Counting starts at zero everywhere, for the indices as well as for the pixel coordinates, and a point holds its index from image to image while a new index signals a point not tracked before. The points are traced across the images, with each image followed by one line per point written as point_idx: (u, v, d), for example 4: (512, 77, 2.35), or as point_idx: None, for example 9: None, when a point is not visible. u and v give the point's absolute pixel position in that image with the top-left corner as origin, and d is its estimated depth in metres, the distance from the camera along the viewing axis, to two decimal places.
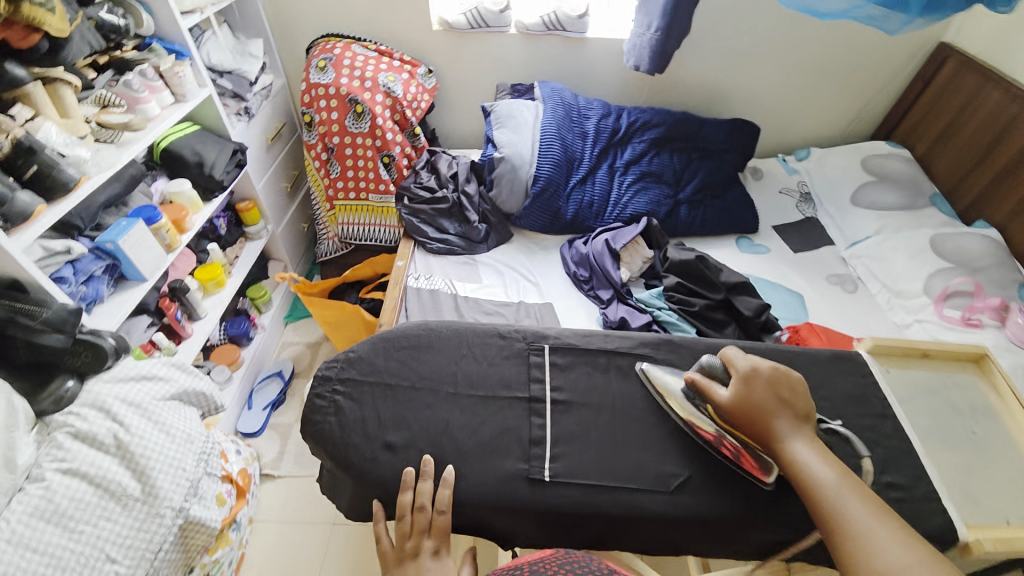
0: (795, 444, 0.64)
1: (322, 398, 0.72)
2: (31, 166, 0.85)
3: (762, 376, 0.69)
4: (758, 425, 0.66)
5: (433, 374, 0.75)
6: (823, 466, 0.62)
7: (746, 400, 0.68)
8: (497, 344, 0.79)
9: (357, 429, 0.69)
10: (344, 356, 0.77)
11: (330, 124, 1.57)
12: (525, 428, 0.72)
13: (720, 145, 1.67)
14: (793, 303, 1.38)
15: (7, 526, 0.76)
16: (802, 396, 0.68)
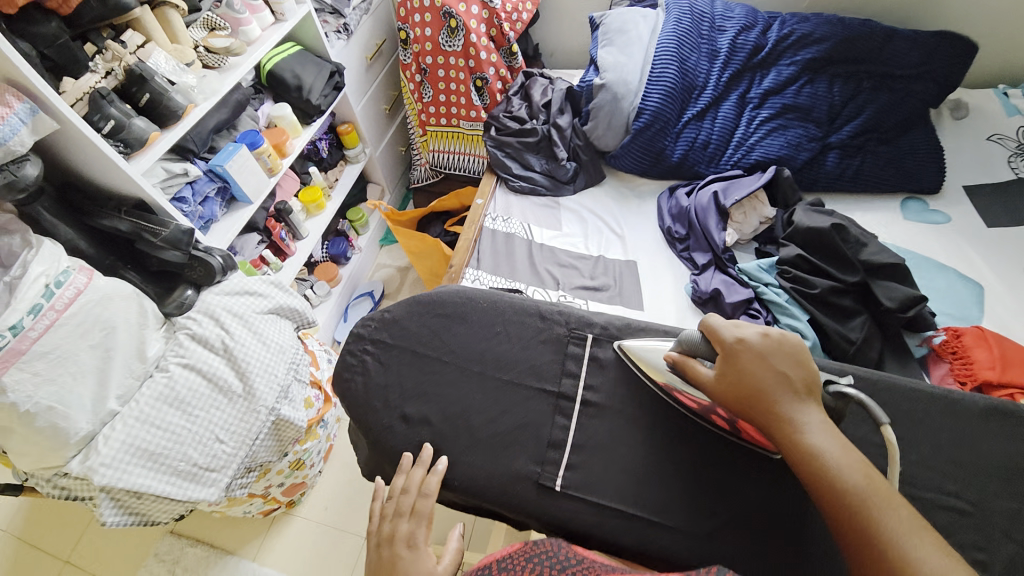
0: (809, 432, 0.50)
1: (352, 355, 0.68)
2: (143, 93, 0.95)
3: (757, 344, 0.54)
4: (757, 410, 0.52)
5: (464, 349, 0.66)
6: (844, 460, 0.49)
7: (736, 378, 0.53)
8: (535, 326, 0.67)
9: (378, 395, 0.65)
10: (379, 315, 0.70)
11: (424, 43, 1.48)
12: (547, 426, 0.61)
13: (907, 70, 1.24)
14: (965, 297, 1.04)
15: (140, 403, 0.95)
16: (804, 364, 0.53)
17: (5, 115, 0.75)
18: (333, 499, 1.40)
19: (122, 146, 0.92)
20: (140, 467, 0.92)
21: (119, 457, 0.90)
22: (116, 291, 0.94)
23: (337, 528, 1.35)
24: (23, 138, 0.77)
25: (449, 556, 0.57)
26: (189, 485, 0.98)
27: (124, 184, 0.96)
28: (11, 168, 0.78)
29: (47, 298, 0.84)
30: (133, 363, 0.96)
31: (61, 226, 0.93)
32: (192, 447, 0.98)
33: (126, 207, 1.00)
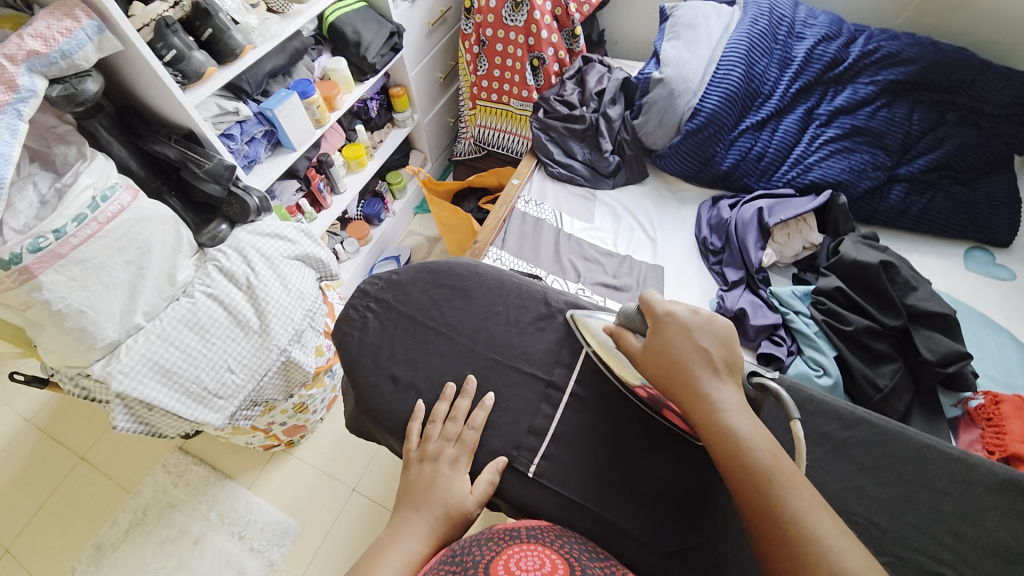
0: (725, 409, 0.49)
1: (353, 310, 0.69)
2: (206, 28, 0.98)
3: (687, 318, 0.54)
4: (675, 383, 0.52)
5: (461, 324, 0.65)
6: (757, 440, 0.48)
7: (661, 350, 0.53)
8: (537, 310, 0.65)
9: (371, 353, 0.65)
10: (387, 275, 0.71)
11: (487, 14, 1.45)
12: (530, 413, 0.60)
13: (1000, 108, 1.12)
14: (1015, 364, 0.95)
15: (163, 322, 1.00)
16: (728, 344, 0.53)
17: (73, 29, 0.79)
18: (330, 447, 1.44)
19: (179, 77, 0.96)
20: (155, 382, 0.98)
21: (138, 368, 0.96)
22: (154, 214, 0.98)
23: (329, 474, 1.40)
24: (88, 54, 0.82)
25: (481, 488, 0.56)
26: (197, 407, 1.03)
27: (177, 113, 0.99)
28: (72, 82, 0.82)
29: (92, 210, 0.89)
30: (163, 284, 1.01)
31: (115, 144, 0.98)
32: (204, 372, 1.03)
33: (176, 136, 1.04)
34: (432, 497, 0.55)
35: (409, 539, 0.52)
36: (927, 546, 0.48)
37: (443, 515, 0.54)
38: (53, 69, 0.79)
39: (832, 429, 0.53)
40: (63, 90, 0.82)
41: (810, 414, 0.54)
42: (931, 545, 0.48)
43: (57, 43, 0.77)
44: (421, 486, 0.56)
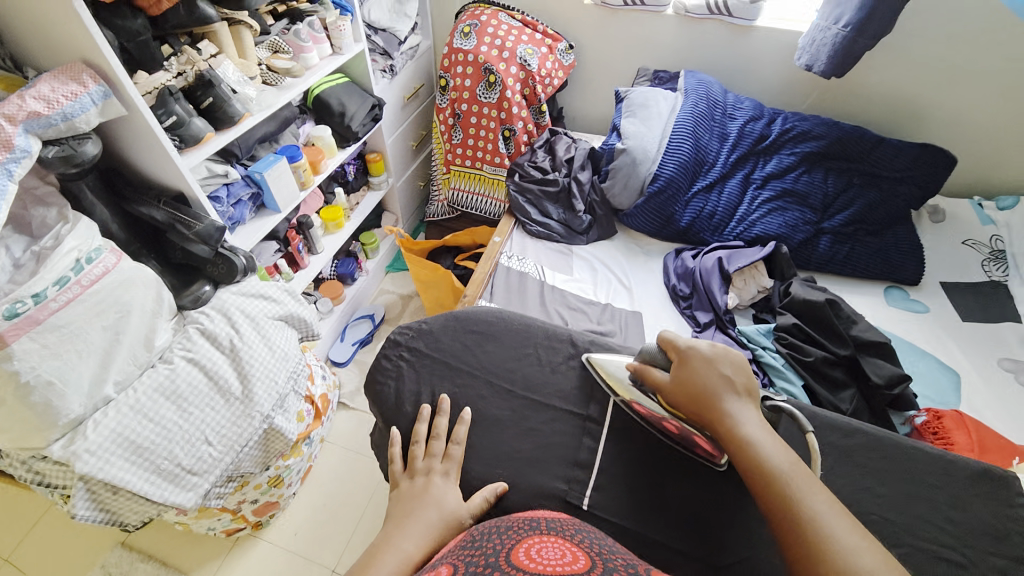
0: (746, 425, 0.57)
1: (387, 361, 0.77)
2: (207, 96, 1.02)
3: (705, 352, 0.62)
4: (702, 405, 0.59)
5: (493, 366, 0.73)
6: (776, 450, 0.55)
7: (687, 380, 0.61)
8: (565, 351, 0.75)
9: (409, 399, 0.72)
10: (416, 326, 0.79)
11: (462, 92, 1.60)
12: (574, 446, 0.68)
13: (894, 172, 1.39)
14: (943, 382, 1.10)
15: (137, 393, 0.92)
16: (745, 372, 0.61)
17: (79, 93, 0.80)
18: (305, 525, 1.31)
19: (177, 141, 0.98)
20: (123, 461, 0.88)
21: (106, 446, 0.86)
22: (138, 276, 0.94)
23: (305, 556, 1.26)
24: (90, 117, 0.82)
25: (476, 503, 0.62)
26: (168, 487, 0.93)
27: (171, 175, 1.01)
28: (72, 144, 0.82)
29: (75, 272, 0.84)
30: (139, 350, 0.95)
31: (98, 206, 0.95)
32: (179, 447, 0.94)
33: (165, 198, 1.04)
34: (426, 501, 0.60)
35: (403, 541, 0.54)
36: (931, 534, 0.56)
37: (439, 519, 0.59)
38: (50, 130, 0.78)
39: (836, 439, 0.62)
40: (60, 151, 0.81)
41: (818, 427, 0.63)
42: (933, 533, 0.57)
43: (61, 106, 0.78)
44: (414, 495, 0.61)
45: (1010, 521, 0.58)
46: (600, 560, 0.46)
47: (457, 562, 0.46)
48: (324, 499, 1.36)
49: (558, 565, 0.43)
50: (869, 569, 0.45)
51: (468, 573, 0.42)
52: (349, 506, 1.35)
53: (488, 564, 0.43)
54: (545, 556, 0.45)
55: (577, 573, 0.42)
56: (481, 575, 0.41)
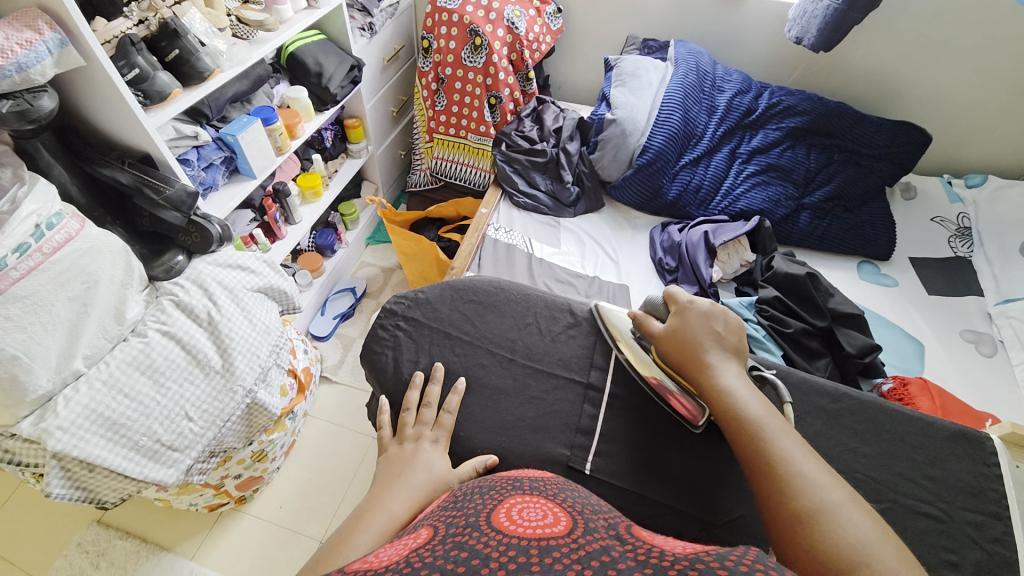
0: (727, 375, 0.62)
1: (385, 331, 0.79)
2: (173, 48, 0.94)
3: (702, 310, 0.68)
4: (689, 356, 0.65)
5: (493, 335, 0.77)
6: (753, 398, 0.60)
7: (679, 331, 0.67)
8: (565, 319, 0.79)
9: (408, 368, 0.75)
10: (412, 296, 0.82)
11: (446, 54, 1.52)
12: (575, 414, 0.71)
13: (873, 149, 1.42)
14: (909, 352, 1.16)
15: (110, 367, 0.87)
16: (737, 332, 0.67)
17: (34, 41, 0.73)
18: (290, 499, 1.30)
19: (140, 98, 0.91)
20: (98, 437, 0.84)
21: (78, 423, 0.82)
22: (105, 245, 0.89)
23: (291, 528, 1.26)
24: (46, 68, 0.75)
25: (465, 470, 0.64)
26: (147, 463, 0.89)
27: (137, 136, 0.94)
28: (26, 97, 0.75)
29: (36, 239, 0.79)
30: (108, 323, 0.89)
31: (56, 167, 0.89)
32: (158, 422, 0.90)
33: (129, 160, 0.97)
34: (415, 465, 0.64)
35: (390, 503, 0.58)
36: (914, 492, 0.65)
37: (427, 483, 0.62)
38: (5, 82, 0.72)
39: (825, 404, 0.71)
40: (15, 105, 0.74)
41: (813, 393, 0.72)
42: (916, 490, 0.65)
43: (14, 55, 0.71)
44: (403, 459, 0.65)
45: (987, 479, 0.66)
46: (581, 519, 0.44)
47: (437, 524, 0.44)
48: (309, 472, 1.35)
49: (538, 527, 0.41)
50: (831, 501, 0.50)
51: (446, 535, 0.40)
52: (335, 478, 1.34)
53: (467, 526, 0.41)
54: (526, 518, 0.44)
55: (557, 533, 0.41)
56: (459, 536, 0.39)
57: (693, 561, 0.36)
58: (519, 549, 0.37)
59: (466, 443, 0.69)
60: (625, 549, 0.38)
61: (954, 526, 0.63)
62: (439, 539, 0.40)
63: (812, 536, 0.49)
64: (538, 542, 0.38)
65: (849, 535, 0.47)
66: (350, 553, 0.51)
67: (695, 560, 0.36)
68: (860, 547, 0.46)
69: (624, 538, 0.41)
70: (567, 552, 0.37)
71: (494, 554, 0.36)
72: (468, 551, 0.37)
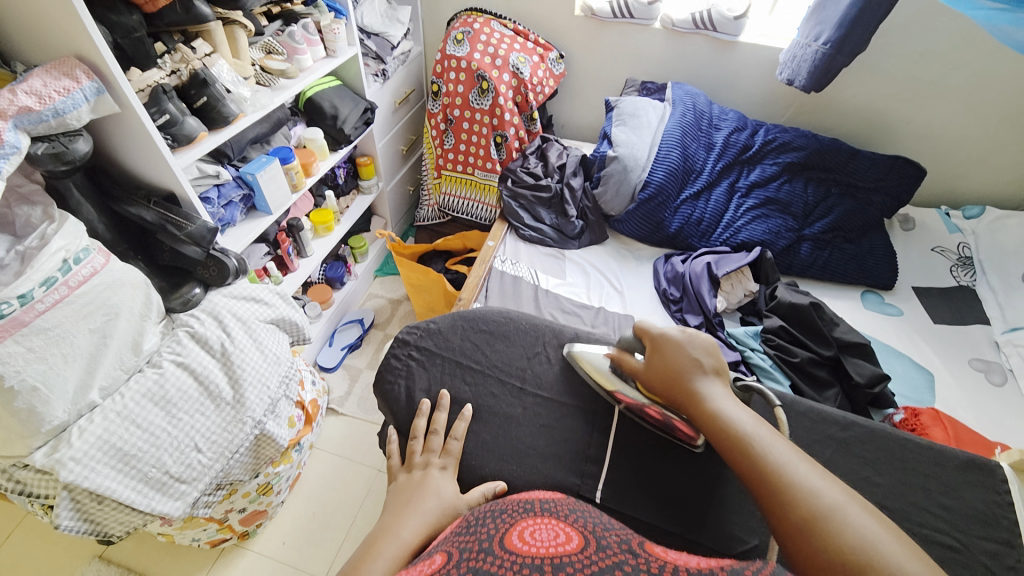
0: (715, 397, 0.63)
1: (397, 361, 0.81)
2: (201, 96, 1.01)
3: (673, 338, 0.69)
4: (677, 387, 0.66)
5: (503, 364, 0.79)
6: (741, 415, 0.61)
7: (661, 363, 0.68)
8: (573, 349, 0.81)
9: (420, 397, 0.77)
10: (424, 326, 0.85)
11: (454, 97, 1.61)
12: (585, 442, 0.72)
13: (869, 183, 1.46)
14: (918, 381, 1.15)
15: (124, 399, 0.89)
16: (714, 353, 0.68)
17: (72, 89, 0.79)
18: (294, 535, 1.28)
19: (169, 140, 0.97)
20: (109, 469, 0.84)
21: (91, 454, 0.83)
22: (127, 279, 0.92)
23: (294, 566, 1.23)
24: (82, 113, 0.81)
25: (475, 496, 0.65)
26: (155, 496, 0.89)
27: (163, 175, 1.00)
28: (63, 140, 0.81)
29: (63, 272, 0.82)
30: (126, 354, 0.92)
31: (85, 205, 0.94)
32: (167, 454, 0.91)
33: (155, 198, 1.02)
34: (424, 490, 0.64)
35: (402, 529, 0.57)
36: (928, 521, 0.64)
37: (437, 508, 0.62)
38: (40, 126, 0.77)
39: (835, 432, 0.71)
40: (50, 148, 0.80)
41: (816, 421, 0.72)
42: (930, 519, 0.64)
43: (53, 101, 0.77)
44: (412, 485, 0.66)
45: (999, 507, 0.66)
46: (592, 536, 0.44)
47: (451, 549, 0.44)
48: (314, 507, 1.33)
49: (551, 545, 0.42)
50: (828, 506, 0.50)
51: (460, 560, 0.41)
52: (339, 512, 1.32)
53: (482, 549, 0.41)
54: (538, 538, 0.44)
55: (570, 551, 0.41)
56: (472, 560, 0.40)
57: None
58: (533, 566, 0.38)
59: (477, 470, 0.70)
60: (638, 563, 0.39)
61: (972, 556, 0.62)
62: (455, 562, 0.41)
63: (821, 541, 0.48)
64: (551, 559, 0.39)
65: (856, 532, 0.47)
66: None
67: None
68: (867, 541, 0.46)
69: (637, 553, 0.41)
70: (580, 568, 0.37)
71: (508, 575, 0.37)
72: (482, 572, 0.37)
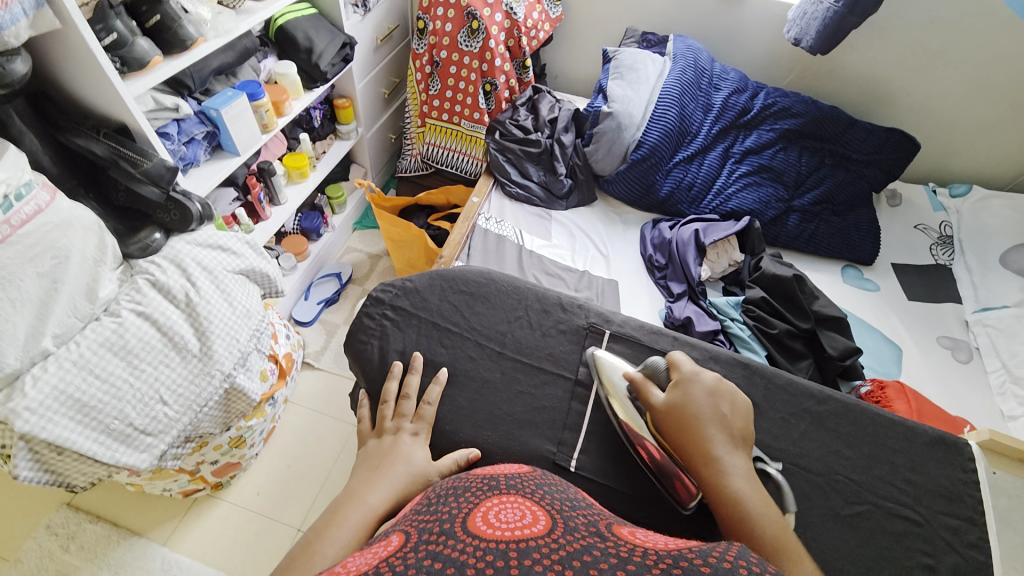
0: (733, 475, 0.57)
1: (371, 320, 0.78)
2: (155, 14, 0.90)
3: (712, 383, 0.64)
4: (693, 442, 0.59)
5: (483, 327, 0.77)
6: (756, 506, 0.55)
7: (682, 402, 0.62)
8: (556, 314, 0.79)
9: (394, 359, 0.74)
10: (401, 284, 0.81)
11: (441, 37, 1.48)
12: (563, 410, 0.72)
13: (862, 155, 1.43)
14: (888, 356, 1.18)
15: (81, 347, 0.84)
16: (743, 418, 0.63)
17: (10, 2, 0.68)
18: (268, 485, 1.28)
19: (118, 64, 0.87)
20: (67, 420, 0.80)
21: (47, 404, 0.78)
22: (77, 218, 0.85)
23: (268, 515, 1.23)
24: (20, 30, 0.71)
25: (447, 464, 0.64)
26: (119, 447, 0.86)
27: (113, 106, 0.90)
28: None
29: (3, 210, 0.76)
30: (80, 301, 0.85)
31: (28, 135, 0.85)
32: (130, 406, 0.87)
33: (104, 131, 0.93)
34: (393, 457, 0.62)
35: (368, 496, 0.56)
36: (892, 495, 0.68)
37: (405, 475, 0.60)
38: None
39: (811, 406, 0.74)
40: None
41: (795, 395, 0.74)
42: (894, 493, 0.68)
43: None
44: (382, 450, 0.64)
45: (963, 484, 0.69)
46: (559, 517, 0.44)
47: (408, 530, 0.43)
48: (289, 458, 1.33)
49: (516, 528, 0.41)
50: None
51: (418, 543, 0.39)
52: (314, 464, 1.32)
53: (443, 532, 0.40)
54: (503, 520, 0.43)
55: (536, 533, 0.40)
56: (432, 544, 0.38)
57: (678, 559, 0.36)
58: (496, 553, 0.36)
59: (451, 435, 0.69)
60: (607, 546, 0.38)
61: (930, 529, 0.66)
62: (412, 546, 0.39)
63: None
64: (517, 544, 0.38)
65: None
66: (326, 548, 0.49)
67: (680, 558, 0.36)
68: None
69: (605, 535, 0.41)
70: (546, 552, 0.36)
71: (471, 560, 0.35)
72: (443, 558, 0.36)
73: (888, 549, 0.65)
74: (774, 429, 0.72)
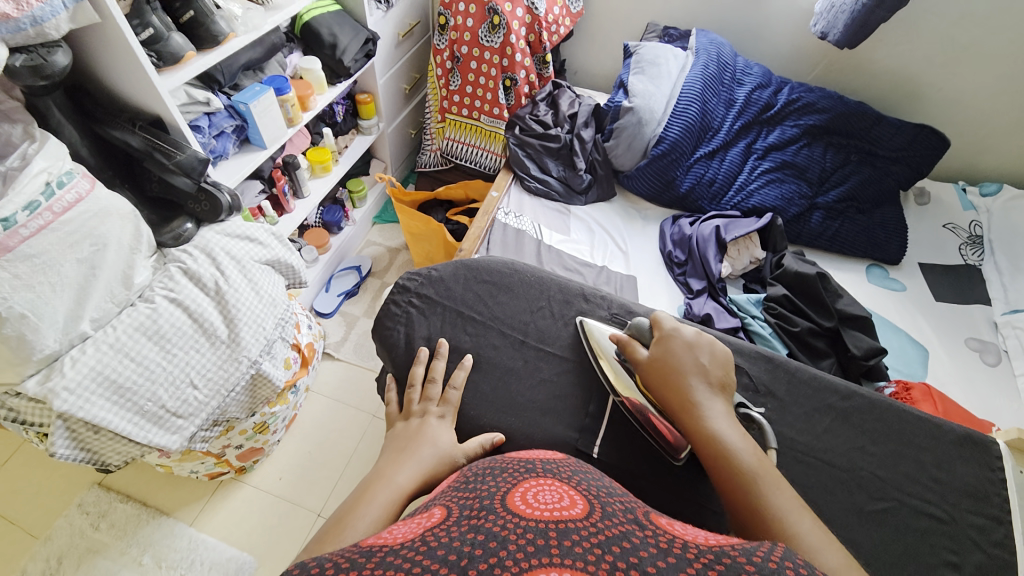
0: (713, 417, 0.60)
1: (396, 308, 0.80)
2: (188, 10, 0.93)
3: (696, 339, 0.67)
4: (674, 391, 0.63)
5: (505, 317, 0.78)
6: (742, 445, 0.58)
7: (666, 356, 0.66)
8: (577, 305, 0.80)
9: (419, 346, 0.76)
10: (426, 273, 0.83)
11: (463, 32, 1.49)
12: (585, 399, 0.72)
13: (890, 152, 1.40)
14: (913, 356, 1.16)
15: (117, 331, 0.87)
16: (723, 364, 0.66)
17: None
18: (289, 471, 1.31)
19: (154, 58, 0.90)
20: (104, 400, 0.84)
21: (85, 385, 0.82)
22: (114, 207, 0.88)
23: (289, 500, 1.27)
24: (60, 22, 0.74)
25: (472, 447, 0.65)
26: (152, 428, 0.90)
27: (149, 99, 0.93)
28: (41, 52, 0.75)
29: (46, 197, 0.79)
30: (117, 286, 0.89)
31: (67, 126, 0.88)
32: (163, 388, 0.90)
33: (140, 123, 0.96)
34: (420, 439, 0.64)
35: (398, 475, 0.58)
36: (918, 492, 0.67)
37: (432, 456, 0.62)
38: (18, 36, 0.71)
39: (835, 401, 0.73)
40: (29, 60, 0.74)
41: (818, 389, 0.74)
42: (919, 490, 0.67)
43: (29, 8, 0.70)
44: (409, 432, 0.65)
45: (990, 483, 0.68)
46: (596, 502, 0.44)
47: (450, 504, 0.44)
48: (309, 445, 1.36)
49: (555, 509, 0.42)
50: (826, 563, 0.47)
51: (460, 517, 0.40)
52: (333, 452, 1.35)
53: (483, 507, 0.41)
54: (541, 501, 0.44)
55: (575, 516, 0.41)
56: (474, 518, 0.39)
57: (719, 556, 0.36)
58: (537, 531, 0.37)
59: (475, 421, 0.70)
60: (646, 535, 0.39)
61: (956, 527, 0.65)
62: (454, 519, 0.40)
63: None
64: (556, 524, 0.38)
65: None
66: (357, 523, 0.51)
67: (723, 555, 0.36)
68: None
69: (643, 523, 0.41)
70: (586, 535, 0.37)
71: (512, 536, 0.36)
72: (485, 532, 0.37)
73: (912, 545, 0.64)
74: (797, 423, 0.71)
